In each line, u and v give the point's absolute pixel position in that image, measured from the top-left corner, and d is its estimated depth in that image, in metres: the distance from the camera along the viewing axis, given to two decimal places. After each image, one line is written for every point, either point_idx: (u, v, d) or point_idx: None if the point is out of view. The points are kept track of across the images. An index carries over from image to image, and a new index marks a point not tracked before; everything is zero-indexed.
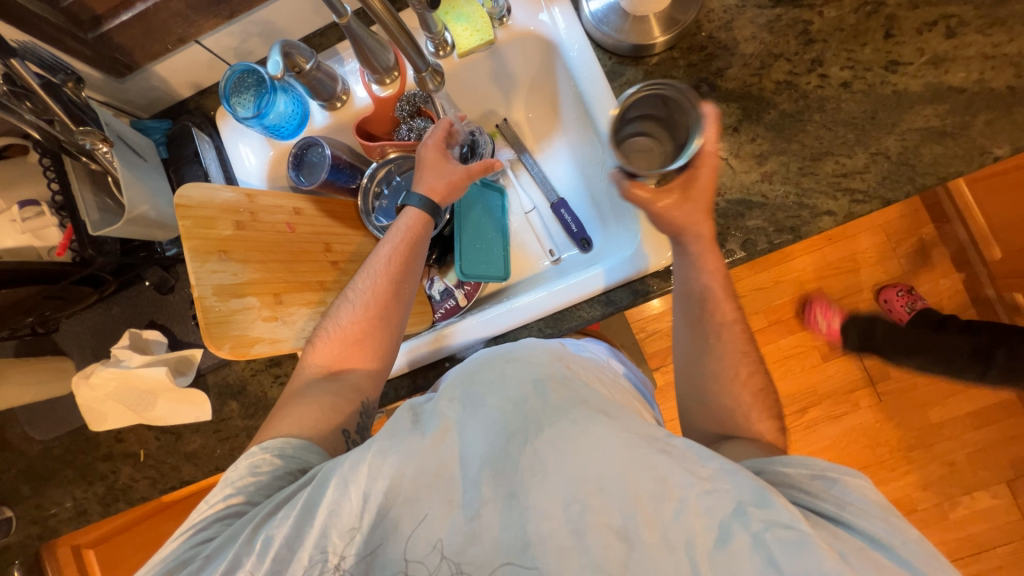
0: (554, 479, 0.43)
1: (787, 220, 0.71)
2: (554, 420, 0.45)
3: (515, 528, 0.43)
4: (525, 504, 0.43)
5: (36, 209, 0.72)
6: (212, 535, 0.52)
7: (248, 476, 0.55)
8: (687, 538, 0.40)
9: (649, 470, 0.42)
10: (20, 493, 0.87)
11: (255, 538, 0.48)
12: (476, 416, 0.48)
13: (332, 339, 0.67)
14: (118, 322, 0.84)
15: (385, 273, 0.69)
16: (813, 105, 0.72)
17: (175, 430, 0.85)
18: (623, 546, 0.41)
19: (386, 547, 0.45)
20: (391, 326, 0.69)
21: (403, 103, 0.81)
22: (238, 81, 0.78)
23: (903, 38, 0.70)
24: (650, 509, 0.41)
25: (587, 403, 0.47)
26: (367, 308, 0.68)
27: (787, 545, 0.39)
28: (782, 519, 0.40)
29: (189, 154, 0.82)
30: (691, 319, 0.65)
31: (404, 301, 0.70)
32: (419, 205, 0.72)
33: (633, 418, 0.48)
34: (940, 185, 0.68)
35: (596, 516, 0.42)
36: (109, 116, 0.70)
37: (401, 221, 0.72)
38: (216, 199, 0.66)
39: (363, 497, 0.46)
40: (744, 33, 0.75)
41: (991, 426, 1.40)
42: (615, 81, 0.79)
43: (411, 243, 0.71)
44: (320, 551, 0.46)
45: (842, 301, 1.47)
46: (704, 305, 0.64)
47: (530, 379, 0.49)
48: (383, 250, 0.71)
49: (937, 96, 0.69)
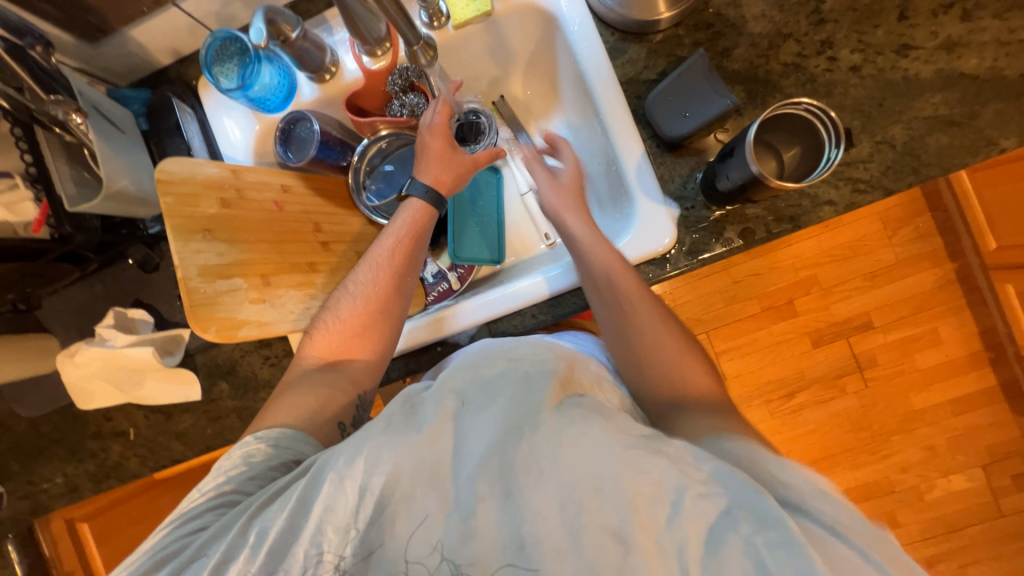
0: (549, 479, 0.43)
1: (787, 209, 0.69)
2: (552, 421, 0.46)
3: (509, 529, 0.43)
4: (520, 503, 0.43)
5: (9, 182, 0.68)
6: (203, 525, 0.52)
7: (241, 465, 0.56)
8: (679, 542, 0.40)
9: (645, 473, 0.42)
10: (9, 469, 0.87)
11: (248, 530, 0.48)
12: (473, 414, 0.48)
13: (331, 334, 0.67)
14: (102, 300, 0.82)
15: (388, 268, 0.68)
16: (820, 90, 0.70)
17: (164, 409, 0.85)
18: (619, 549, 0.41)
19: (385, 543, 0.46)
20: (391, 322, 0.68)
21: (395, 77, 0.77)
22: (220, 48, 0.74)
23: (917, 21, 0.68)
24: (646, 513, 0.41)
25: (588, 407, 0.48)
26: (367, 304, 0.67)
27: (777, 547, 0.38)
28: (771, 521, 0.40)
29: (169, 126, 0.78)
30: (597, 285, 0.68)
31: (405, 295, 0.69)
32: (424, 197, 0.70)
33: (629, 420, 0.48)
34: (944, 176, 0.66)
35: (591, 518, 0.42)
36: (82, 84, 0.67)
37: (403, 212, 0.70)
38: (200, 174, 0.64)
39: (359, 491, 0.46)
40: (753, 10, 0.72)
41: (971, 413, 1.45)
42: (617, 59, 0.76)
43: (412, 237, 0.69)
44: (315, 547, 0.46)
45: (835, 288, 1.47)
46: (608, 272, 0.67)
47: (531, 378, 0.49)
48: (384, 244, 0.69)
49: (947, 83, 0.67)
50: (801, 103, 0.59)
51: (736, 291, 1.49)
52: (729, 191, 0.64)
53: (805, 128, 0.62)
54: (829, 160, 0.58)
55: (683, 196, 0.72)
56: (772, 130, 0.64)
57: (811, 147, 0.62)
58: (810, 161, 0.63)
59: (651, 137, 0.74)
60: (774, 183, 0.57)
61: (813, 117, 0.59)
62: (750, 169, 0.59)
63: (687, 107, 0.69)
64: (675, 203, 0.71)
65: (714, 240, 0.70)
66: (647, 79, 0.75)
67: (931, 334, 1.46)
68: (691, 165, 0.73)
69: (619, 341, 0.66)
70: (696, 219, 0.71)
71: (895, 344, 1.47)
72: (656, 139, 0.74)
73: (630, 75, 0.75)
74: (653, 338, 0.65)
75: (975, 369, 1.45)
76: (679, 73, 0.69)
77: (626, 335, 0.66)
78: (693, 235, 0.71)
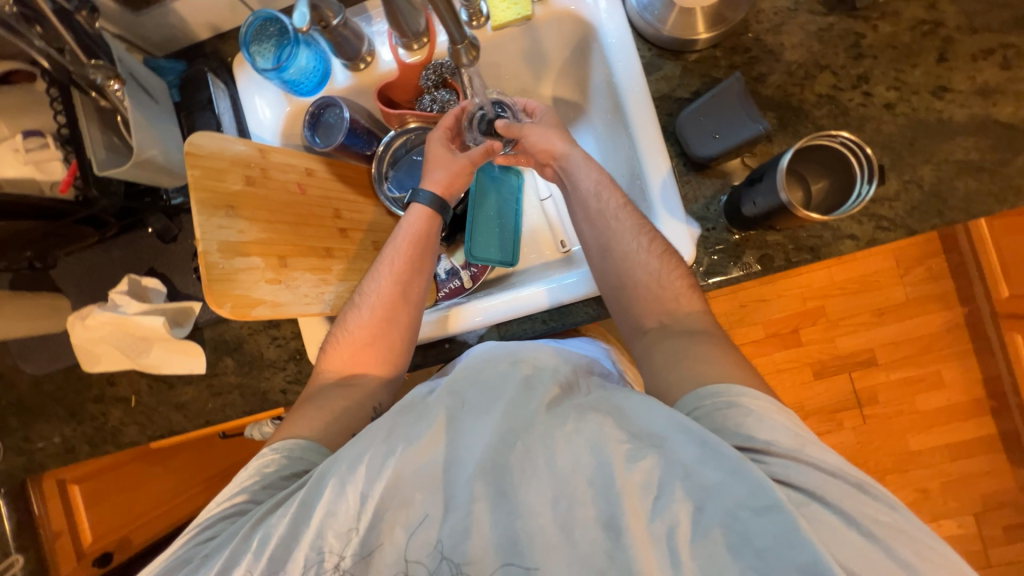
0: (544, 477, 0.46)
1: (808, 240, 0.69)
2: (545, 420, 0.49)
3: (504, 527, 0.45)
4: (515, 500, 0.46)
5: (40, 140, 0.69)
6: (213, 534, 0.52)
7: (255, 475, 0.56)
8: (669, 526, 0.43)
9: (637, 464, 0.45)
10: (8, 424, 0.87)
11: (253, 535, 0.49)
12: (471, 418, 0.51)
13: (343, 347, 0.68)
14: (117, 266, 0.82)
15: (393, 278, 0.70)
16: (852, 124, 0.69)
17: (167, 379, 0.85)
18: (611, 536, 0.43)
19: (383, 547, 0.47)
20: (399, 332, 0.70)
21: (429, 72, 0.79)
22: (260, 28, 0.74)
23: (956, 64, 0.68)
24: (636, 501, 0.44)
25: (583, 404, 0.51)
26: (373, 314, 0.69)
27: (769, 515, 0.41)
28: (763, 492, 0.41)
29: (202, 100, 0.78)
30: (588, 213, 0.71)
31: (412, 303, 0.71)
32: (427, 202, 0.74)
33: (627, 409, 0.49)
34: (969, 221, 0.66)
35: (582, 511, 0.44)
36: (122, 52, 0.67)
37: (404, 221, 0.74)
38: (228, 151, 0.64)
39: (360, 497, 0.48)
40: (792, 39, 0.72)
41: (969, 459, 1.44)
42: (652, 74, 0.76)
43: (416, 241, 0.72)
44: (316, 550, 0.48)
45: (843, 322, 1.47)
46: (598, 199, 0.71)
47: (529, 379, 0.53)
48: (387, 255, 0.72)
49: (981, 129, 0.67)
50: (839, 135, 0.58)
51: (743, 314, 1.49)
52: (754, 217, 0.64)
53: (837, 160, 0.61)
54: (859, 196, 0.58)
55: (705, 217, 0.72)
56: (803, 157, 0.64)
57: (842, 180, 0.62)
58: (839, 193, 0.62)
59: (679, 155, 0.74)
60: (801, 212, 0.57)
61: (846, 150, 0.59)
62: (778, 194, 0.59)
63: (718, 128, 0.69)
64: (697, 222, 0.71)
65: (732, 263, 0.70)
66: (680, 97, 0.75)
67: (934, 376, 1.45)
68: (715, 187, 0.73)
69: (613, 268, 0.68)
70: (716, 241, 0.71)
71: (897, 384, 1.46)
72: (684, 158, 0.74)
73: (664, 91, 0.75)
74: (643, 262, 0.66)
75: (976, 416, 1.44)
76: (713, 94, 0.69)
77: (617, 260, 0.67)
78: (711, 256, 0.71)
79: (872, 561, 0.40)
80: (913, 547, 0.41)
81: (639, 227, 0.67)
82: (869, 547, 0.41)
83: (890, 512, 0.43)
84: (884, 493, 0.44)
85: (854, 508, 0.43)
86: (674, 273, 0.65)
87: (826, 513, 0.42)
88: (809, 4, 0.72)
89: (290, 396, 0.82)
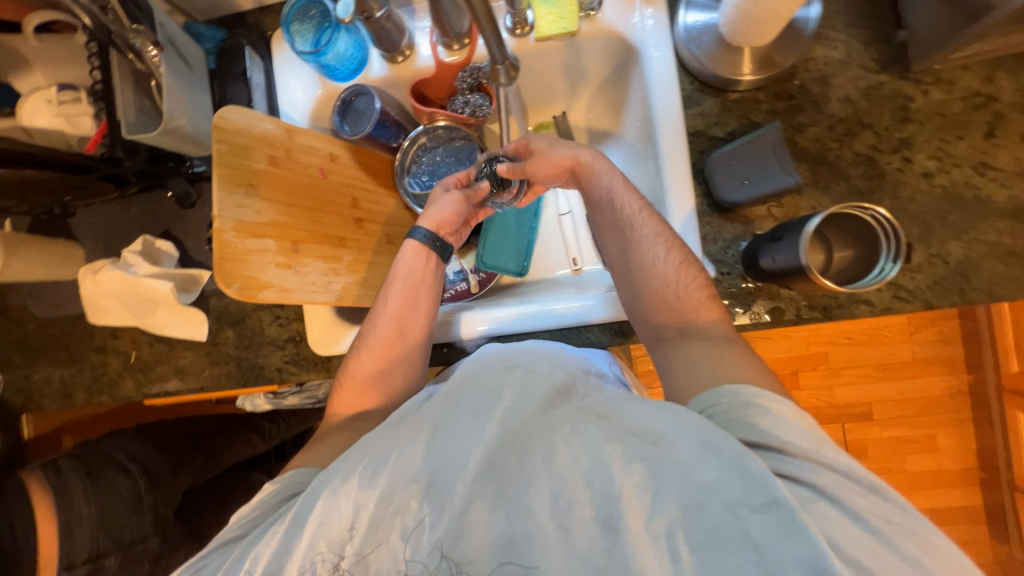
0: (543, 477, 0.47)
1: (822, 298, 0.67)
2: (544, 424, 0.50)
3: (500, 527, 0.47)
4: (513, 501, 0.47)
5: (74, 94, 0.70)
6: (206, 563, 0.53)
7: (251, 505, 0.56)
8: (669, 528, 0.43)
9: (634, 466, 0.45)
10: (12, 361, 0.89)
11: (244, 558, 0.50)
12: (468, 415, 0.52)
13: (344, 391, 0.69)
14: (134, 224, 0.84)
15: (391, 313, 0.71)
16: (886, 188, 0.68)
17: (168, 340, 0.86)
18: (610, 535, 0.44)
19: (381, 552, 0.48)
20: (400, 370, 0.70)
21: (466, 74, 0.78)
22: (302, 9, 0.74)
23: (1003, 141, 0.66)
24: (635, 501, 0.44)
25: (583, 407, 0.51)
26: (372, 355, 0.70)
27: (768, 522, 0.41)
28: (765, 490, 0.41)
29: (237, 71, 0.78)
30: (604, 221, 0.71)
31: (410, 339, 0.71)
32: (421, 239, 0.75)
33: (628, 414, 0.49)
34: (989, 304, 0.65)
35: (581, 510, 0.46)
36: (163, 16, 0.67)
37: (402, 257, 0.75)
38: (255, 128, 0.64)
39: (353, 507, 0.49)
40: (839, 92, 0.70)
41: (948, 527, 1.43)
42: (689, 108, 0.74)
43: (410, 275, 0.74)
44: (309, 562, 0.48)
45: (845, 372, 1.45)
46: (613, 204, 0.70)
47: (529, 381, 0.54)
48: (385, 290, 0.73)
49: (1018, 212, 0.65)
50: (873, 210, 0.57)
51: None
52: (771, 271, 0.63)
53: (868, 233, 0.60)
54: (881, 273, 0.57)
55: (721, 261, 0.71)
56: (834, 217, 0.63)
57: (868, 247, 0.60)
58: (867, 259, 0.61)
59: (704, 194, 0.73)
60: (817, 279, 0.56)
61: (876, 225, 0.58)
62: (801, 255, 0.57)
63: (750, 173, 0.67)
64: (713, 265, 0.70)
65: (741, 310, 0.69)
66: (715, 136, 0.73)
67: (928, 440, 1.43)
68: (736, 232, 0.72)
69: (629, 278, 0.67)
70: (728, 287, 0.70)
71: (889, 442, 1.44)
72: (709, 198, 0.73)
73: (699, 127, 0.74)
74: (663, 273, 0.65)
75: (964, 485, 1.43)
76: (748, 139, 0.68)
77: (634, 270, 0.67)
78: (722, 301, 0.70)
79: (875, 552, 0.40)
80: (921, 545, 0.41)
81: (659, 235, 0.66)
82: (877, 545, 0.41)
83: (898, 511, 0.42)
84: (896, 495, 0.43)
85: (866, 509, 0.42)
86: (693, 283, 0.64)
87: (832, 510, 0.42)
88: (862, 59, 0.70)
89: (285, 375, 0.83)
